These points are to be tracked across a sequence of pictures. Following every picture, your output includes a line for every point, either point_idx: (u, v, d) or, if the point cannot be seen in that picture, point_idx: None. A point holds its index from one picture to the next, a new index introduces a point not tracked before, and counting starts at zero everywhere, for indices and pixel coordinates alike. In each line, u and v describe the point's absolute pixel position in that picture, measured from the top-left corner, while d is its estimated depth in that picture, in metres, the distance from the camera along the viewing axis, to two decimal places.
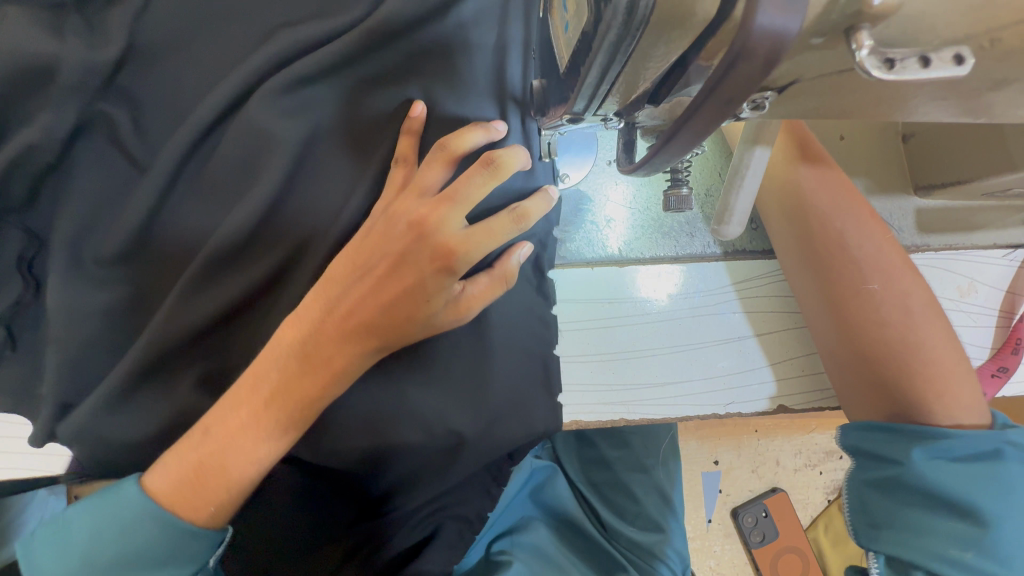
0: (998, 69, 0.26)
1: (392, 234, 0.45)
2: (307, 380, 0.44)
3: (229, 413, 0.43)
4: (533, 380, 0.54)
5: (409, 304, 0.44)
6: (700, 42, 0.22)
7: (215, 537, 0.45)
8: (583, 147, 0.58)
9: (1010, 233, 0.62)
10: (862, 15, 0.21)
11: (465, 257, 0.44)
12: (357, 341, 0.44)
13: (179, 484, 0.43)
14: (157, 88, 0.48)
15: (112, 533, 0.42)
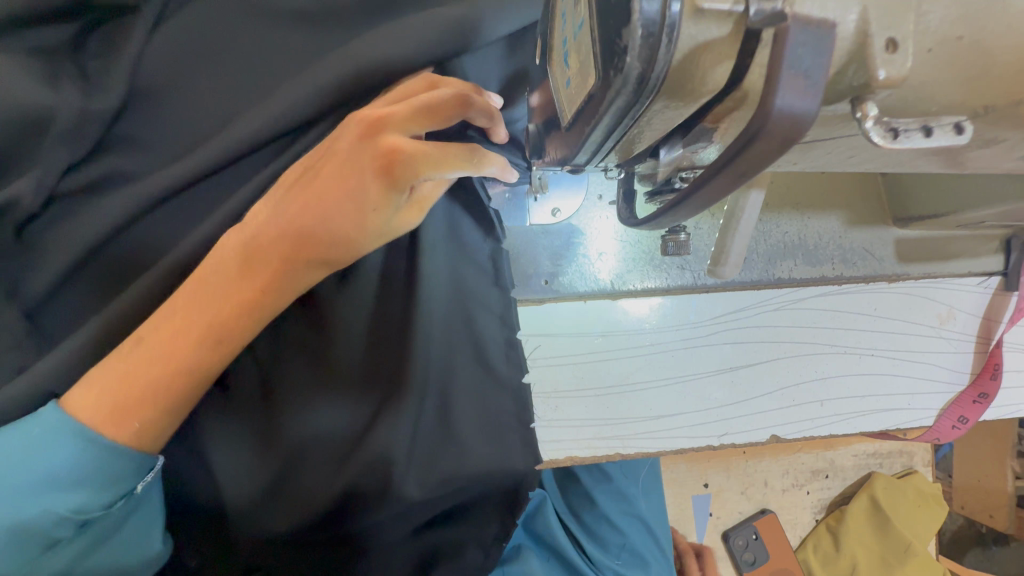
0: (989, 132, 0.27)
1: (343, 136, 0.39)
2: (244, 285, 0.40)
3: (167, 320, 0.40)
4: (484, 282, 0.52)
5: (349, 210, 0.38)
6: (709, 107, 0.23)
7: (144, 460, 0.40)
8: (573, 180, 0.58)
9: (984, 262, 0.64)
10: (866, 86, 0.22)
11: (412, 162, 0.36)
12: (297, 254, 0.39)
13: (107, 395, 0.39)
14: (156, 130, 0.49)
15: (13, 456, 0.37)
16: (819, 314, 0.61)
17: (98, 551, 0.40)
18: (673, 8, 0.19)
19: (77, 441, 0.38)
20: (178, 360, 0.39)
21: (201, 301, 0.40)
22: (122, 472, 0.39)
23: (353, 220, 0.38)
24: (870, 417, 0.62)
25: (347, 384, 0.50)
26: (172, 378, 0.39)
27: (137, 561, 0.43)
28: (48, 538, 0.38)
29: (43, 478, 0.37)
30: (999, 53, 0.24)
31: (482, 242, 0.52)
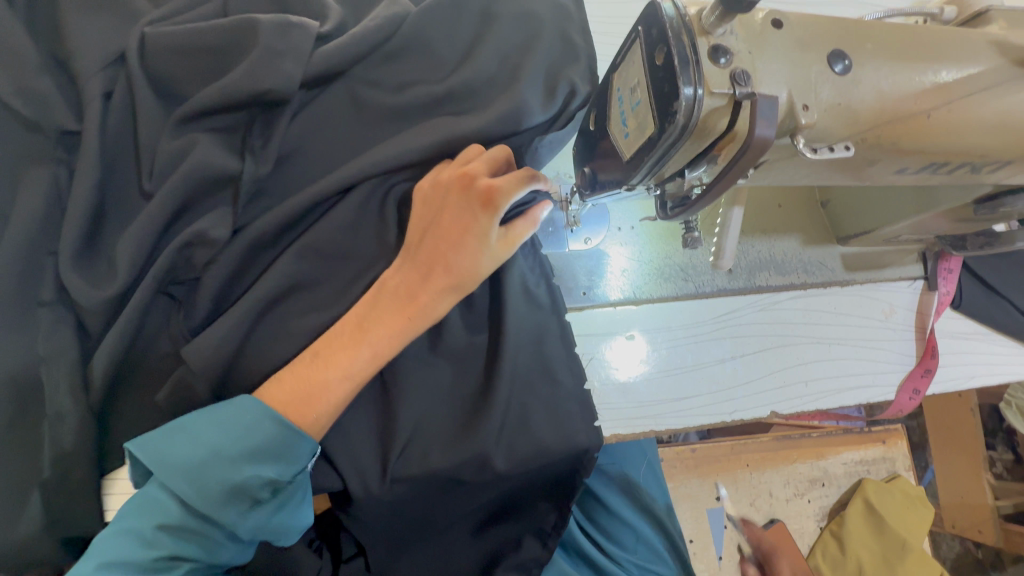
0: (870, 152, 0.44)
1: (447, 193, 0.60)
2: (396, 312, 0.59)
3: (335, 338, 0.58)
4: (545, 309, 0.71)
5: (472, 243, 0.59)
6: (716, 142, 0.40)
7: (311, 446, 0.55)
8: (599, 219, 0.76)
9: (909, 269, 0.84)
10: (795, 127, 0.40)
11: (504, 193, 0.57)
12: (435, 282, 0.60)
13: (293, 394, 0.55)
14: (288, 184, 0.65)
15: (227, 436, 0.53)
16: (792, 312, 0.79)
17: (279, 515, 0.55)
18: (696, 92, 0.37)
19: (281, 425, 0.54)
20: (345, 366, 0.56)
21: (375, 324, 0.58)
22: (301, 454, 0.55)
23: (476, 253, 0.59)
24: (845, 393, 0.78)
25: (455, 392, 0.68)
26: (349, 374, 0.56)
27: (297, 530, 0.57)
28: (253, 496, 0.53)
29: (251, 454, 0.53)
30: (862, 108, 0.41)
31: (543, 284, 0.72)
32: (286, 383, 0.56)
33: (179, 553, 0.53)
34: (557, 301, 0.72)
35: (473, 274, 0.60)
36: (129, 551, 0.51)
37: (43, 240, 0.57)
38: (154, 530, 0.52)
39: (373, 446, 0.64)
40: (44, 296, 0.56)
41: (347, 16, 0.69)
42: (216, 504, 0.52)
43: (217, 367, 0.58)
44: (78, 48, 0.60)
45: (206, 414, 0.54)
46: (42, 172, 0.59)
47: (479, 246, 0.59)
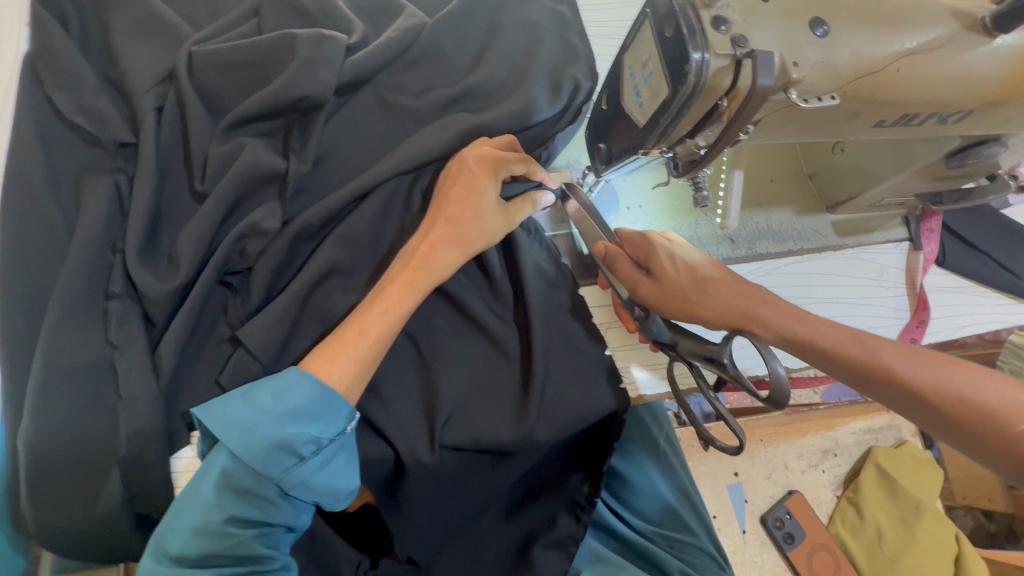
0: (849, 105, 0.51)
1: (449, 167, 0.69)
2: (417, 278, 0.64)
3: (367, 307, 0.62)
4: (550, 284, 0.77)
5: (468, 206, 0.66)
6: (727, 93, 0.46)
7: (347, 409, 0.58)
8: (609, 201, 0.82)
9: (894, 232, 0.91)
10: (788, 82, 0.47)
11: (499, 160, 0.68)
12: (443, 246, 0.65)
13: (326, 353, 0.59)
14: (325, 181, 0.71)
15: (273, 399, 0.56)
16: (794, 276, 0.86)
17: (324, 472, 0.58)
18: (704, 57, 0.44)
19: (319, 385, 0.57)
20: (366, 329, 0.60)
21: (398, 287, 0.63)
22: (341, 413, 0.58)
23: (475, 215, 0.67)
24: None
25: (489, 364, 0.72)
26: (375, 337, 0.61)
27: (343, 490, 0.59)
28: (298, 452, 0.56)
29: (294, 412, 0.56)
30: (842, 66, 0.48)
31: (550, 265, 0.78)
32: (330, 351, 0.59)
33: (239, 517, 0.55)
34: (565, 275, 0.79)
35: (474, 231, 0.67)
36: (196, 516, 0.54)
37: (109, 240, 0.62)
38: (214, 495, 0.54)
39: (418, 417, 0.68)
40: (112, 289, 0.61)
41: (370, 30, 0.76)
42: (264, 461, 0.55)
43: (272, 349, 0.63)
44: (131, 68, 0.66)
45: (254, 383, 0.58)
46: (104, 179, 0.64)
47: (479, 203, 0.67)
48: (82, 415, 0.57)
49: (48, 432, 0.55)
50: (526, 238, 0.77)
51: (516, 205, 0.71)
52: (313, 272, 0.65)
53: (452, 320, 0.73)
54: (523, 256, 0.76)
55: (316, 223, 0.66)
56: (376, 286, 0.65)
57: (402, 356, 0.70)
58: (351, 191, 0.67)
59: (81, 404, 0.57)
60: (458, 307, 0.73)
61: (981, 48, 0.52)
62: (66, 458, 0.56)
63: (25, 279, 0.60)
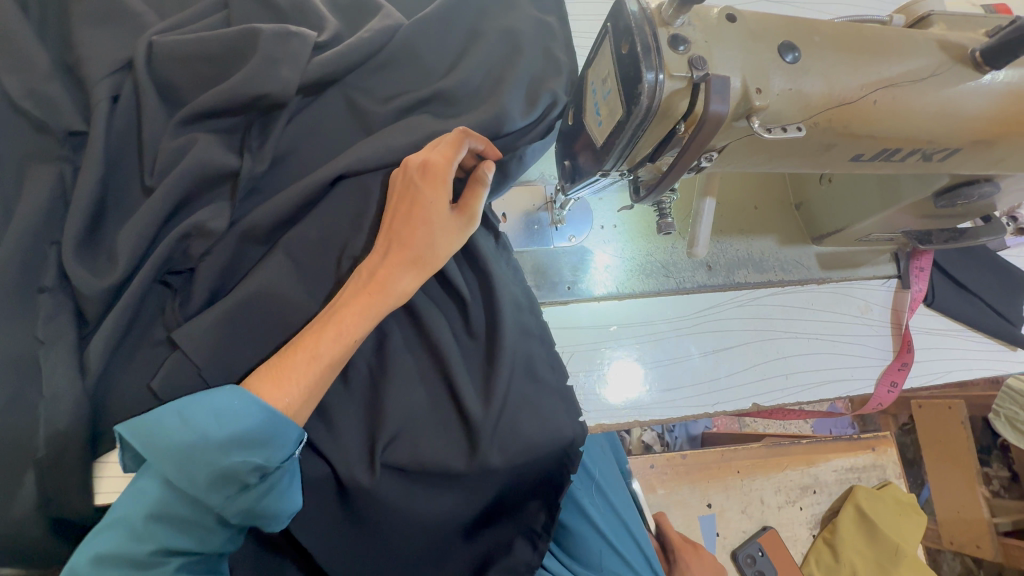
0: (822, 136, 0.48)
1: (398, 179, 0.64)
2: (375, 300, 0.60)
3: (318, 330, 0.58)
4: (522, 306, 0.72)
5: (426, 224, 0.62)
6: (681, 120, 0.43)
7: (292, 432, 0.54)
8: (582, 218, 0.79)
9: (883, 268, 0.87)
10: (750, 110, 0.43)
11: (442, 168, 0.62)
12: (406, 269, 0.62)
13: (274, 374, 0.56)
14: (281, 183, 0.68)
15: (215, 421, 0.52)
16: (773, 309, 0.82)
17: (266, 499, 0.53)
18: (658, 77, 0.41)
19: (265, 406, 0.53)
20: (315, 351, 0.57)
21: (353, 311, 0.59)
22: (287, 438, 0.54)
23: (434, 234, 0.63)
24: (827, 385, 0.80)
25: (439, 384, 0.69)
26: (318, 355, 0.57)
27: (289, 513, 0.56)
28: (243, 480, 0.52)
29: (237, 437, 0.52)
30: (811, 97, 0.45)
31: (522, 290, 0.74)
32: (276, 375, 0.56)
33: (169, 545, 0.52)
34: (532, 296, 0.74)
35: (433, 251, 0.63)
36: (119, 544, 0.51)
37: (47, 230, 0.59)
38: (143, 521, 0.52)
39: (360, 436, 0.65)
40: (45, 283, 0.58)
41: (344, 29, 0.73)
42: (204, 488, 0.51)
43: (206, 355, 0.60)
44: (87, 55, 0.64)
45: (193, 400, 0.54)
46: (50, 168, 0.62)
47: (430, 218, 0.62)
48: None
49: None
50: (497, 252, 0.72)
51: (471, 200, 0.64)
52: (258, 278, 0.62)
53: (406, 334, 0.70)
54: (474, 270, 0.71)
55: (266, 227, 0.64)
56: (328, 306, 0.61)
57: (349, 369, 0.67)
58: (304, 195, 0.64)
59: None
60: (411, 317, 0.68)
61: (969, 83, 0.49)
62: None
63: None
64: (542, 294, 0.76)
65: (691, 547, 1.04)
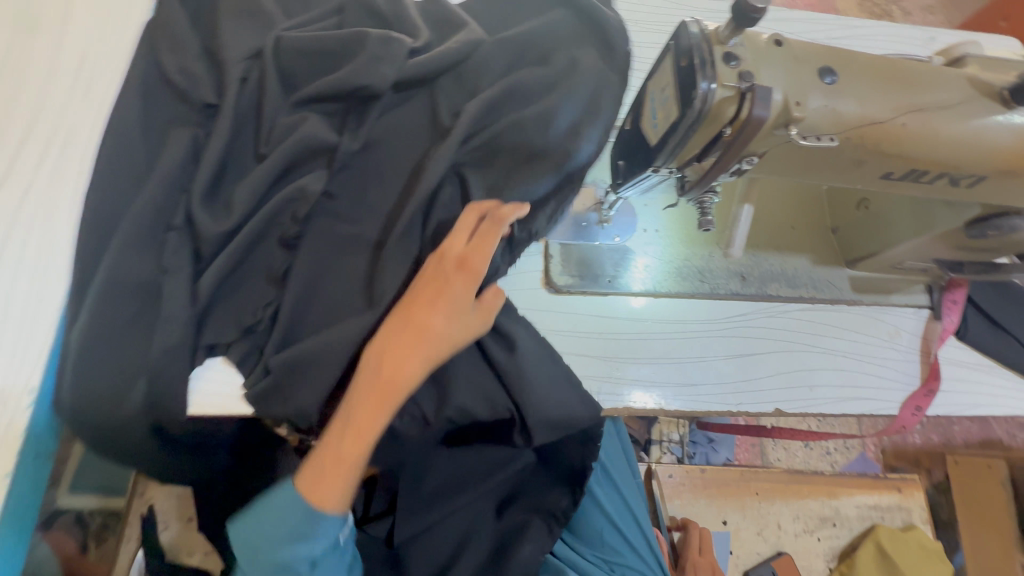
0: (855, 151, 0.54)
1: (433, 264, 0.68)
2: (391, 392, 0.65)
3: (346, 422, 0.65)
4: (545, 355, 0.74)
5: (445, 316, 0.66)
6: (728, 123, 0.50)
7: (337, 516, 0.69)
8: (628, 221, 0.85)
9: (916, 297, 0.90)
10: (790, 119, 0.50)
11: (475, 264, 0.67)
12: (421, 361, 0.66)
13: (317, 473, 0.67)
14: (369, 161, 0.78)
15: (274, 528, 0.69)
16: (800, 322, 0.86)
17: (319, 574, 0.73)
18: (710, 86, 0.49)
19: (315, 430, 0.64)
20: (347, 448, 0.65)
21: (369, 407, 0.65)
22: (332, 523, 0.69)
23: (450, 328, 0.67)
24: (850, 402, 0.84)
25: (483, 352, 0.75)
26: (348, 450, 0.65)
27: None
28: (298, 566, 0.70)
29: (295, 530, 0.68)
30: (845, 114, 0.51)
31: (546, 354, 0.75)
32: (319, 469, 0.67)
33: None
34: (552, 354, 0.76)
35: (449, 344, 0.67)
36: None
37: (180, 179, 0.71)
38: None
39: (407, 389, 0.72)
40: (174, 223, 0.70)
41: (436, 38, 0.84)
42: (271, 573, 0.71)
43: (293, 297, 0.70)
44: (227, 42, 0.77)
45: (262, 509, 0.70)
46: (187, 131, 0.74)
47: (452, 312, 0.67)
48: (127, 325, 0.65)
49: (96, 332, 0.63)
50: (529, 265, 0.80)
51: (490, 300, 0.70)
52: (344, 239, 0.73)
53: None
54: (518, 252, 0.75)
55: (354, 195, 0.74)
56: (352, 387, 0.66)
57: None
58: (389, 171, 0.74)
59: (128, 315, 0.65)
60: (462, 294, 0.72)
61: (997, 117, 0.55)
62: (107, 359, 0.64)
63: (104, 201, 0.69)
64: (584, 285, 0.82)
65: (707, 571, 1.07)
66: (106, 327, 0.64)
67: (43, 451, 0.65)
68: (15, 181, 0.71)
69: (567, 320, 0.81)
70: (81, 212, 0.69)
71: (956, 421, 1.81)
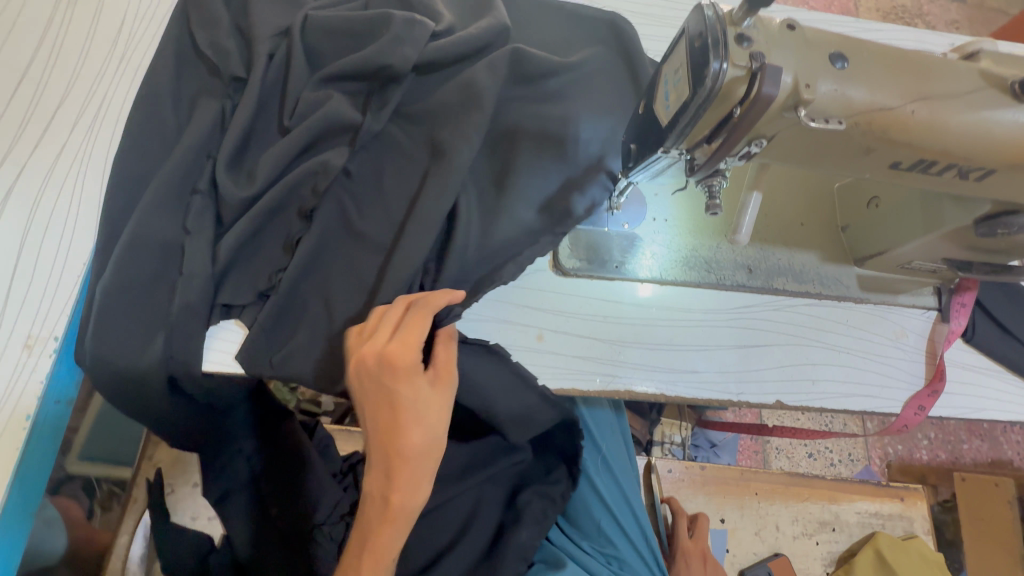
0: (863, 138, 0.55)
1: (365, 377, 0.60)
2: (395, 502, 0.62)
3: (369, 537, 0.64)
4: (510, 379, 0.76)
5: (411, 418, 0.59)
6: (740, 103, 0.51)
7: None
8: (638, 209, 0.86)
9: (924, 298, 0.90)
10: (799, 101, 0.52)
11: (410, 357, 0.59)
12: (414, 465, 0.61)
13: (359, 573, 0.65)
14: (387, 139, 0.80)
15: None
16: (805, 317, 0.87)
17: None
18: (722, 66, 0.50)
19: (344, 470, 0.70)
20: (379, 551, 0.64)
21: (387, 525, 0.63)
22: None
23: (425, 427, 0.60)
24: (851, 398, 0.84)
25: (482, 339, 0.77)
26: (378, 551, 0.64)
27: None
28: None
29: None
30: (853, 101, 0.53)
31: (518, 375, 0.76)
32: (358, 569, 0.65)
33: None
34: (522, 377, 0.76)
35: (432, 439, 0.61)
36: None
37: (206, 146, 0.74)
38: None
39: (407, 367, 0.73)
40: (199, 187, 0.73)
41: (459, 23, 0.86)
42: None
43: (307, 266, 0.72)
44: (258, 19, 0.80)
45: None
46: (215, 101, 0.77)
47: (418, 414, 0.60)
48: (149, 281, 0.68)
49: (120, 286, 0.66)
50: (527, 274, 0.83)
51: (446, 369, 0.64)
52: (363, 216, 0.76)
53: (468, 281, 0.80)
54: (525, 232, 0.76)
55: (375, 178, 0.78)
56: (365, 509, 0.65)
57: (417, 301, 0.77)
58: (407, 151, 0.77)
59: (150, 273, 0.68)
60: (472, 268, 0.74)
61: (1008, 110, 0.55)
62: (128, 313, 0.67)
63: (134, 163, 0.72)
64: (589, 272, 0.83)
65: (699, 558, 1.09)
66: (129, 282, 0.67)
67: (63, 396, 0.69)
68: (51, 142, 0.74)
69: (572, 303, 0.82)
70: (111, 173, 0.72)
71: (965, 439, 1.78)
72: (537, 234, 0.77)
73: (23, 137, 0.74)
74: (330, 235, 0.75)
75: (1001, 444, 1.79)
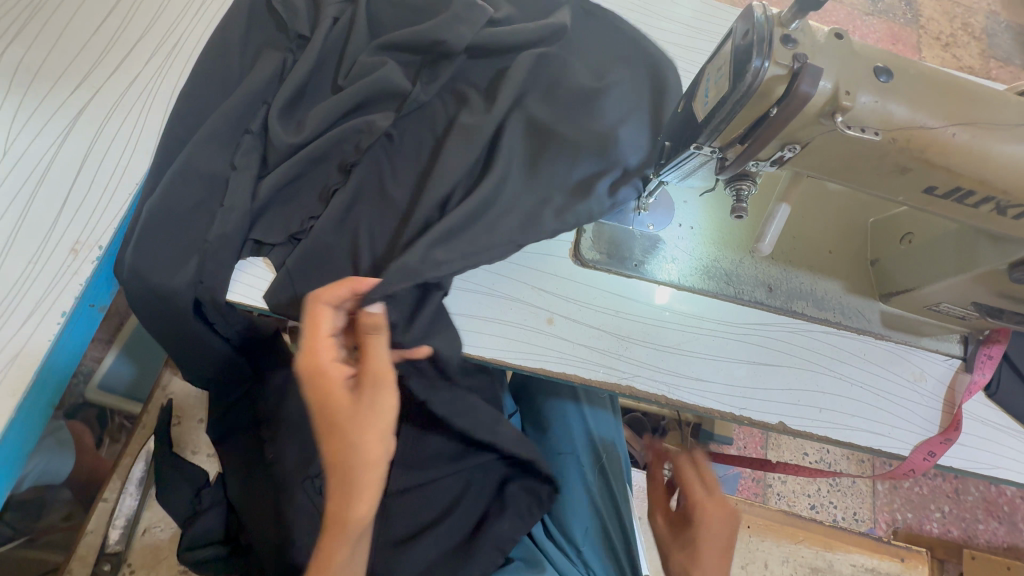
0: (899, 154, 0.55)
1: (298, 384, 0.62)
2: (333, 520, 0.57)
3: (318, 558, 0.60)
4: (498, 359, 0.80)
5: (327, 423, 0.56)
6: (778, 102, 0.52)
7: None
8: (665, 213, 0.86)
9: (948, 345, 0.87)
10: (837, 108, 0.52)
11: (314, 357, 0.58)
12: (342, 476, 0.56)
13: None
14: (431, 110, 0.84)
15: None
16: (821, 345, 0.85)
17: None
18: (763, 63, 0.51)
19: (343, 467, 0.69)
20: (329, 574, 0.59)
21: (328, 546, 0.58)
22: None
23: (343, 434, 0.56)
24: (859, 432, 0.82)
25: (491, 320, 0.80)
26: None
27: None
28: None
29: None
30: (893, 115, 0.53)
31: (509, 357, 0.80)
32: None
33: None
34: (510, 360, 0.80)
35: (354, 449, 0.55)
36: None
37: (264, 93, 0.79)
38: None
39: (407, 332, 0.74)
40: (251, 129, 0.77)
41: (517, 13, 0.89)
42: None
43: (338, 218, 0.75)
44: None
45: None
46: (279, 54, 0.81)
47: (332, 421, 0.56)
48: (191, 207, 0.72)
49: (164, 207, 0.71)
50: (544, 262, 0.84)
51: (366, 370, 0.58)
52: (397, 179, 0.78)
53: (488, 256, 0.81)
54: (547, 214, 0.78)
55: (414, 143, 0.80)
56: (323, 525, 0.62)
57: None
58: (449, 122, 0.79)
59: (194, 199, 0.72)
60: (494, 242, 0.76)
61: None
62: (167, 233, 0.71)
63: (195, 99, 0.77)
64: (606, 267, 0.84)
65: None
66: (173, 205, 0.71)
67: (97, 301, 0.73)
68: (126, 70, 0.80)
69: (586, 293, 0.83)
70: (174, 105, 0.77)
71: (981, 519, 1.68)
72: (561, 220, 0.78)
73: (103, 62, 0.80)
74: (364, 191, 0.78)
75: (1020, 531, 1.68)
